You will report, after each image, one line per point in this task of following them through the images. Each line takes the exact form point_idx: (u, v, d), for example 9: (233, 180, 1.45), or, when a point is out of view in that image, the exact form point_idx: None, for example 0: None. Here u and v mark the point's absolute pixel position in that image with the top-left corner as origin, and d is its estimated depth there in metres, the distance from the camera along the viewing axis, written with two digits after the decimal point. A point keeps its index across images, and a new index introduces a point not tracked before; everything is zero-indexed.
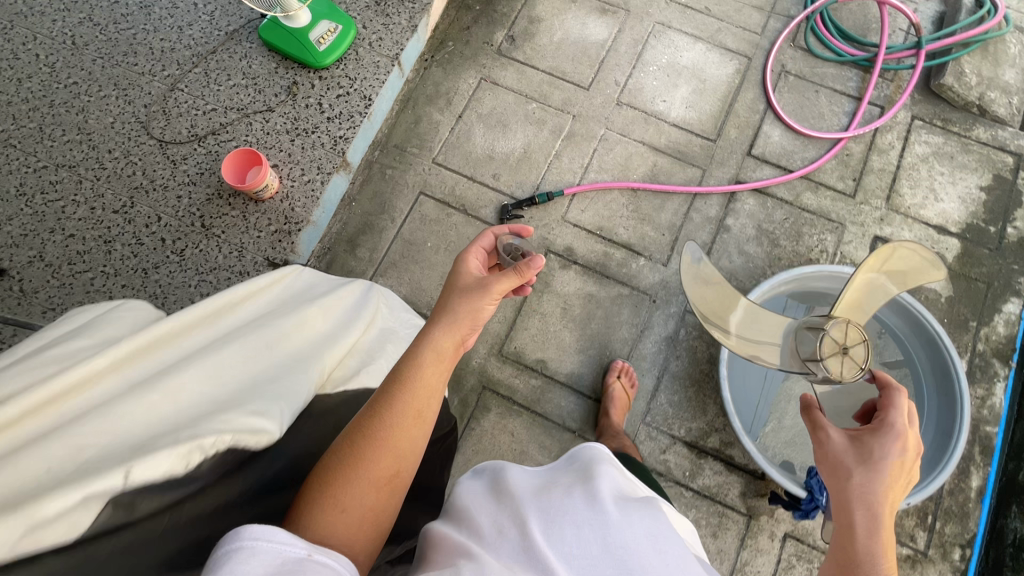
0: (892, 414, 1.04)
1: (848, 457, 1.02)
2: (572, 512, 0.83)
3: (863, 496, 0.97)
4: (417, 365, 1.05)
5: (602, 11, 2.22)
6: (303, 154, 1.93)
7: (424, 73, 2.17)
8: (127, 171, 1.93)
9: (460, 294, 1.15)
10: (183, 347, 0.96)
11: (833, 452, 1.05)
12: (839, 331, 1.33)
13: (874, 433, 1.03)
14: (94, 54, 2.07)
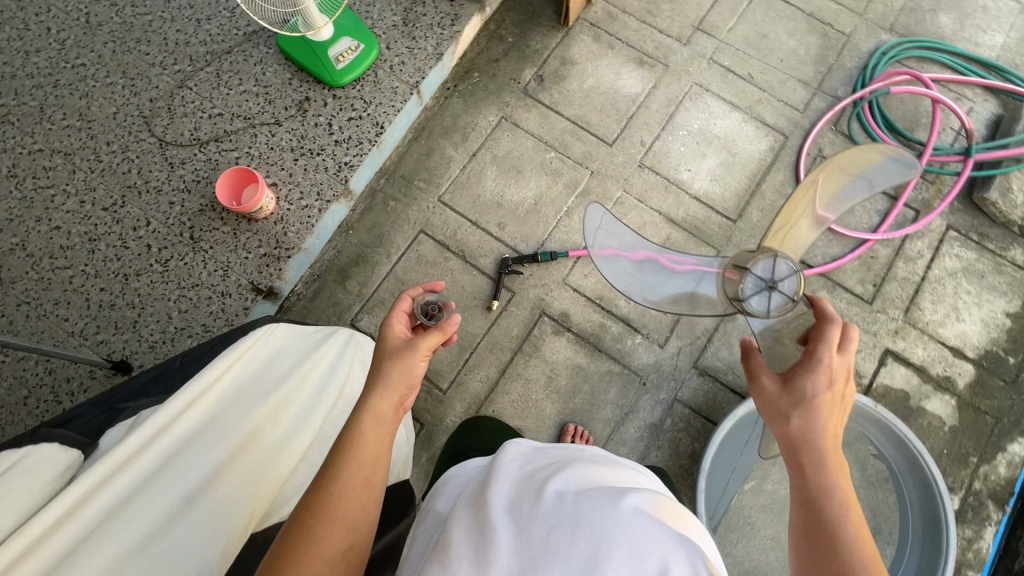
0: (819, 348, 0.95)
1: (790, 405, 0.94)
2: (533, 502, 0.90)
3: (812, 444, 0.91)
4: (358, 433, 0.95)
5: (640, 62, 2.11)
6: (305, 176, 1.85)
7: (444, 102, 2.07)
8: (122, 167, 1.86)
9: (390, 356, 1.03)
10: (100, 507, 0.86)
11: (772, 404, 0.97)
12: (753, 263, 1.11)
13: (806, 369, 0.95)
14: (106, 36, 1.99)
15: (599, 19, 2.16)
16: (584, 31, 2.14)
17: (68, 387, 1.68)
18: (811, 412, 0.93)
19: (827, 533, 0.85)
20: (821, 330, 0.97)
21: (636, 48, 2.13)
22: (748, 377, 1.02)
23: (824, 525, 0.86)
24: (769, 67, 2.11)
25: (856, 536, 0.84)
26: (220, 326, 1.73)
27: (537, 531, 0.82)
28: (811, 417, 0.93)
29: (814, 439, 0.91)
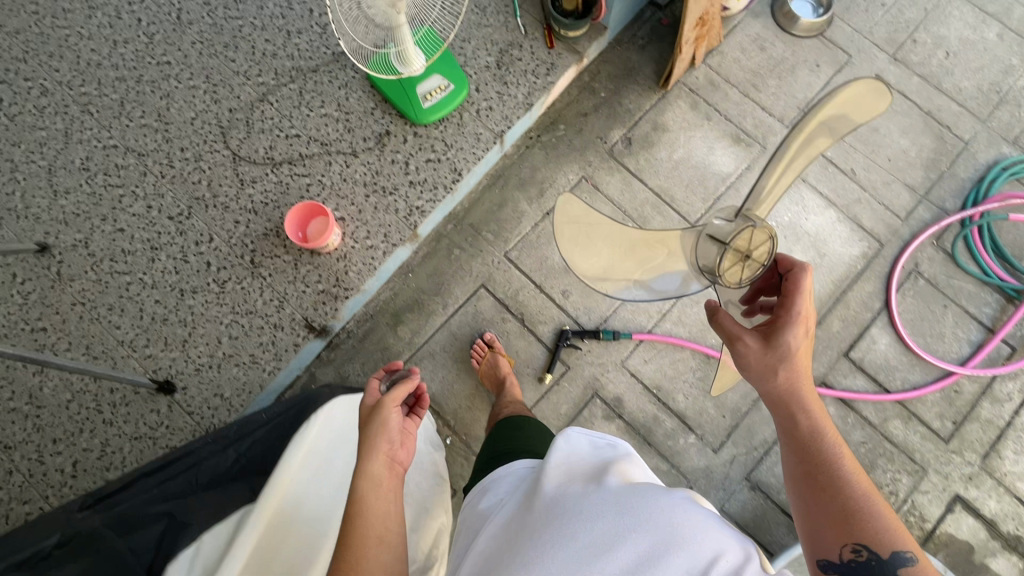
0: (796, 303, 1.02)
1: (775, 362, 1.03)
2: (570, 495, 0.88)
3: (796, 396, 1.04)
4: (355, 503, 0.96)
5: (736, 139, 1.99)
6: (374, 214, 1.79)
7: (525, 152, 1.98)
8: (193, 176, 1.82)
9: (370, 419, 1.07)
10: None
11: (758, 360, 1.05)
12: (740, 235, 1.05)
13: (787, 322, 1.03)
14: (195, 35, 1.94)
15: (699, 86, 2.04)
16: (682, 96, 2.03)
17: (110, 398, 1.66)
18: (793, 362, 1.03)
19: (830, 474, 0.96)
20: (796, 285, 1.03)
21: (734, 123, 2.00)
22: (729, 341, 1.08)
23: (826, 470, 0.96)
24: (873, 165, 1.97)
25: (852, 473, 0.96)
26: (268, 359, 1.69)
27: (576, 526, 0.81)
28: (793, 368, 1.03)
29: (798, 388, 1.04)
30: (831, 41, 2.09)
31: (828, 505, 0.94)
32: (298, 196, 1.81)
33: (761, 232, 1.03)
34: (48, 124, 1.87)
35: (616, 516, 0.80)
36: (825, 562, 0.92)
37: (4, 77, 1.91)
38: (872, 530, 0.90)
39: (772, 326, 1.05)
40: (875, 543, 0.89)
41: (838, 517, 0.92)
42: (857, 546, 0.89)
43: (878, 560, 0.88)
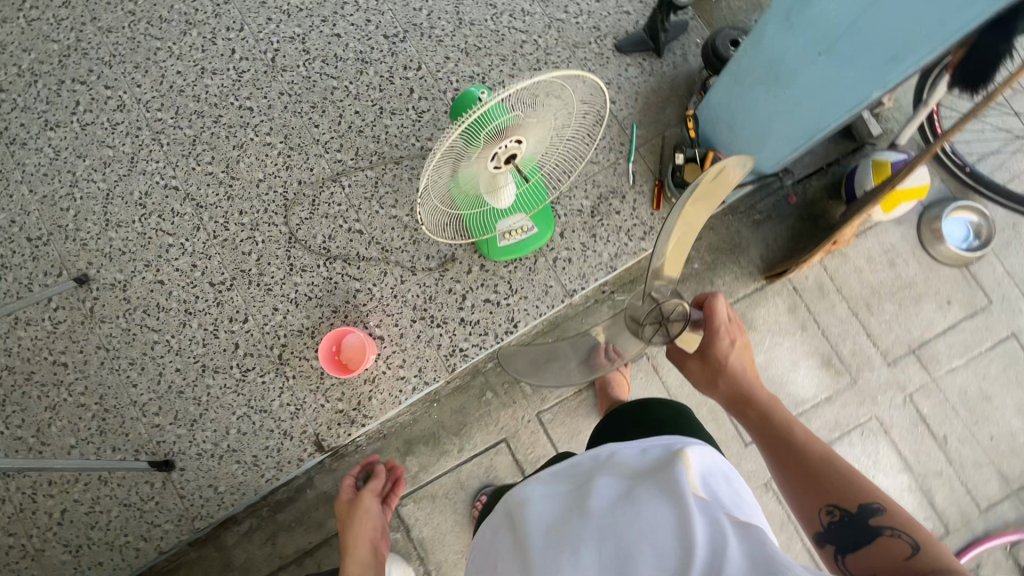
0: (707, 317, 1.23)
1: (714, 371, 1.25)
2: (558, 528, 0.78)
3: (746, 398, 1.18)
4: None
5: (826, 362, 1.76)
6: (414, 342, 1.68)
7: (592, 308, 1.77)
8: (244, 246, 1.72)
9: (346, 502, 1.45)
10: None
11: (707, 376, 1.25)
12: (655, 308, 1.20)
13: (715, 339, 1.24)
14: (286, 84, 1.79)
15: (805, 287, 1.79)
16: (781, 293, 1.79)
17: (111, 456, 1.64)
18: (731, 369, 1.23)
19: (787, 453, 1.07)
20: (712, 313, 1.24)
21: (831, 342, 1.77)
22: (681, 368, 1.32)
23: (786, 450, 1.07)
24: (970, 438, 1.73)
25: (804, 447, 1.06)
26: (269, 466, 1.64)
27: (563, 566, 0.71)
28: (731, 373, 1.22)
29: (744, 392, 1.20)
30: (974, 278, 1.80)
31: (795, 480, 1.03)
32: (342, 301, 1.69)
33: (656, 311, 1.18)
34: (116, 143, 1.78)
35: (600, 547, 0.70)
36: (817, 534, 0.98)
37: (87, 77, 1.81)
38: (838, 489, 0.97)
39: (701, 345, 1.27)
40: (842, 498, 0.96)
41: (806, 486, 1.01)
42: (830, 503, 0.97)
43: (852, 514, 0.94)
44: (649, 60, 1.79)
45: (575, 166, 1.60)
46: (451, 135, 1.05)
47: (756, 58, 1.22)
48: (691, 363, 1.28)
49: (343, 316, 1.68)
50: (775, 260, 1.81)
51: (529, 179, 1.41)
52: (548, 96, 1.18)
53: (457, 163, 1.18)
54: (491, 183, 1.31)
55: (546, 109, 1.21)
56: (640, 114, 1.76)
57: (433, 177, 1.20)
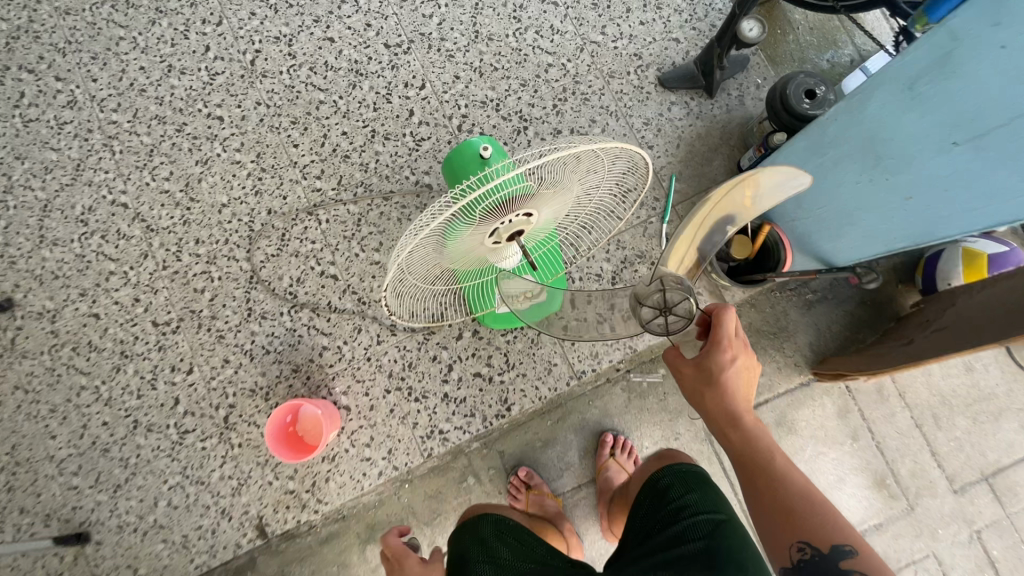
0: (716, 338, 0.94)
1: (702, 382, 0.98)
2: None
3: (731, 417, 0.99)
4: None
5: (879, 482, 1.46)
6: (386, 417, 1.40)
7: (602, 388, 1.46)
8: (197, 281, 1.45)
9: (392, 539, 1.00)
10: None
11: (694, 390, 1.00)
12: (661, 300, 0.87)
13: (714, 354, 0.94)
14: (264, 92, 1.52)
15: (861, 387, 1.49)
16: (831, 392, 1.50)
17: (16, 520, 1.38)
18: (723, 386, 0.97)
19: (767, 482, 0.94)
20: (719, 332, 0.93)
21: (886, 458, 1.47)
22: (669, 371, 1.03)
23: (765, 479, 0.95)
24: None
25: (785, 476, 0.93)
26: (200, 550, 1.37)
27: None
28: (724, 392, 0.97)
29: (733, 412, 0.99)
30: None
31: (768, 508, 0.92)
32: (305, 359, 1.42)
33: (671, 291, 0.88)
34: (62, 146, 1.51)
35: None
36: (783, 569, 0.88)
37: (35, 65, 1.54)
38: (811, 527, 0.87)
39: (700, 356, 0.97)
40: (815, 536, 0.86)
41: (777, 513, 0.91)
42: (800, 536, 0.87)
43: (825, 557, 0.84)
44: (697, 100, 1.49)
45: (597, 229, 1.33)
46: (441, 215, 0.78)
47: (851, 129, 0.93)
48: (684, 373, 1.00)
49: (305, 377, 1.41)
50: (826, 351, 1.51)
51: (536, 249, 1.15)
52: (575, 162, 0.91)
53: (445, 240, 0.90)
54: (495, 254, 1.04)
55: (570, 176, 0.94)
56: (680, 165, 1.47)
57: (420, 254, 0.93)
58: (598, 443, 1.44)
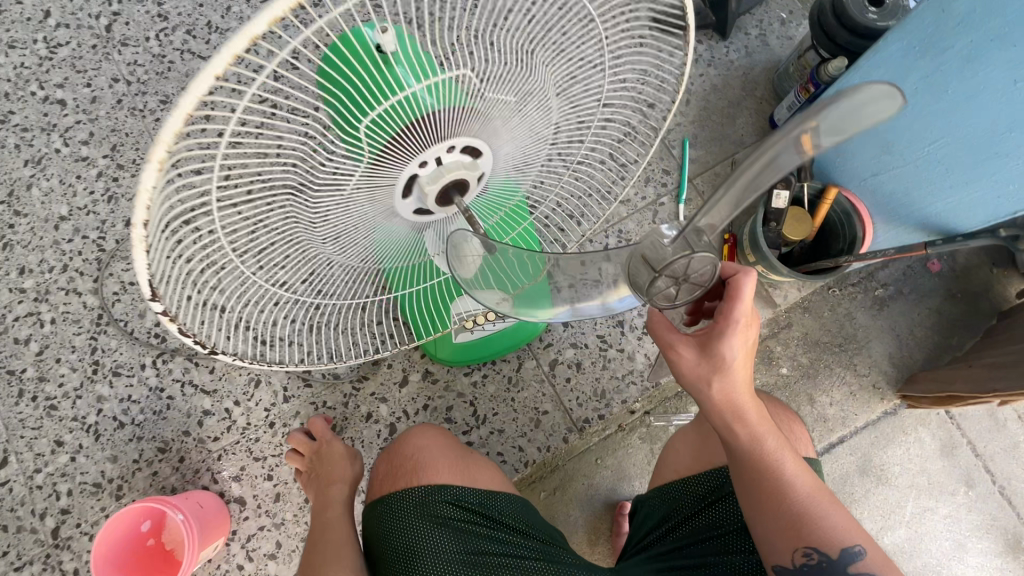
0: (737, 305, 0.55)
1: (706, 357, 0.58)
2: None
3: (735, 410, 0.60)
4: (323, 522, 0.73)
5: (1011, 544, 1.04)
6: (301, 510, 0.94)
7: (614, 439, 1.00)
8: (20, 329, 1.00)
9: (321, 423, 0.83)
10: None
11: (687, 375, 0.59)
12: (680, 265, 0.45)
13: (726, 330, 0.56)
14: (124, 65, 1.12)
15: (967, 411, 1.09)
16: (927, 421, 1.09)
17: None
18: (730, 362, 0.57)
19: (775, 490, 0.60)
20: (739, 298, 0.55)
21: (1015, 510, 1.05)
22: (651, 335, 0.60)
23: (768, 480, 0.61)
24: None
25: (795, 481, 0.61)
26: None
27: None
28: (732, 377, 0.59)
29: (736, 399, 0.60)
30: None
31: (772, 518, 0.60)
32: (177, 432, 0.96)
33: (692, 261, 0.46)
34: None
35: None
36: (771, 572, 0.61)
37: None
38: (821, 533, 0.59)
39: (716, 326, 0.57)
40: (819, 530, 0.59)
41: (781, 519, 0.60)
42: (806, 541, 0.59)
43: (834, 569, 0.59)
44: (707, 43, 1.12)
45: (586, 214, 0.91)
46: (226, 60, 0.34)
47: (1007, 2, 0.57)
48: (678, 354, 0.58)
49: (178, 459, 0.95)
50: (912, 365, 1.11)
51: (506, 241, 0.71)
52: (527, 38, 0.50)
53: (302, 195, 0.46)
54: (433, 234, 0.61)
55: (530, 79, 0.51)
56: (693, 127, 1.09)
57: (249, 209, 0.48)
58: (614, 515, 0.96)
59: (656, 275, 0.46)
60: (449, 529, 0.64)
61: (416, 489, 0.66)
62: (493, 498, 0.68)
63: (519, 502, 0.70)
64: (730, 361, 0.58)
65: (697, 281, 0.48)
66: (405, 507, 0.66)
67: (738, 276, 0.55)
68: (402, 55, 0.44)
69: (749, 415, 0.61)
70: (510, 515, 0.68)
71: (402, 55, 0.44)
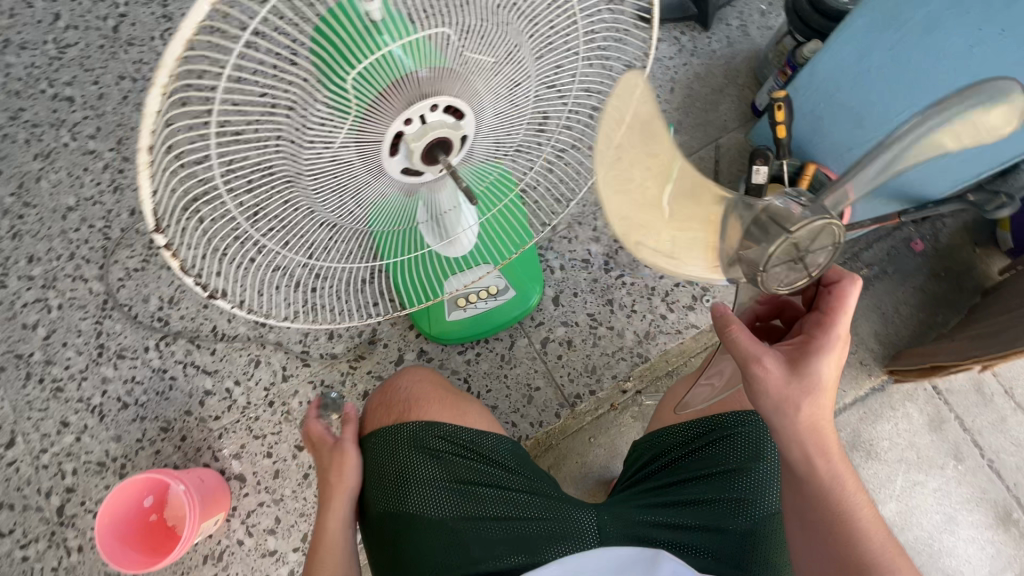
0: (834, 327, 0.57)
1: (799, 380, 0.57)
2: None
3: (818, 441, 0.58)
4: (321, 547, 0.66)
5: (1002, 517, 1.05)
6: (299, 487, 0.96)
7: (606, 418, 1.02)
8: (28, 314, 1.03)
9: (314, 420, 0.76)
10: None
11: (775, 397, 0.57)
12: (813, 235, 0.46)
13: (821, 349, 0.57)
14: (130, 64, 1.16)
15: (954, 386, 1.10)
16: (915, 397, 1.10)
17: None
18: (821, 388, 0.57)
19: (849, 534, 0.58)
20: (834, 321, 0.57)
21: (1004, 482, 1.07)
22: (741, 349, 0.58)
23: (837, 517, 0.59)
24: None
25: (869, 529, 0.58)
26: None
27: None
28: (821, 402, 0.58)
29: (819, 426, 0.58)
30: None
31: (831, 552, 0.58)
32: (178, 412, 0.99)
33: (821, 233, 0.46)
34: None
35: None
36: None
37: None
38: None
39: (810, 349, 0.57)
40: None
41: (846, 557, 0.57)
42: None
43: None
44: (689, 34, 1.16)
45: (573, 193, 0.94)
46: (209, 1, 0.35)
47: None
48: (763, 367, 0.57)
49: (179, 438, 0.98)
50: (898, 341, 1.13)
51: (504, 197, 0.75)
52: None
53: (289, 149, 0.48)
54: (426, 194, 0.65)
55: (504, 34, 0.53)
56: (677, 113, 1.13)
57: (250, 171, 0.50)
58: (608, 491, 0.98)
59: (788, 235, 0.45)
60: (438, 459, 0.67)
61: (405, 426, 0.69)
62: (483, 436, 0.70)
63: (510, 443, 0.72)
64: (821, 384, 0.57)
65: (812, 259, 0.47)
66: (397, 438, 0.68)
67: (837, 295, 0.57)
68: (388, 23, 0.47)
69: (832, 452, 0.59)
70: (499, 454, 0.69)
71: (388, 23, 0.46)
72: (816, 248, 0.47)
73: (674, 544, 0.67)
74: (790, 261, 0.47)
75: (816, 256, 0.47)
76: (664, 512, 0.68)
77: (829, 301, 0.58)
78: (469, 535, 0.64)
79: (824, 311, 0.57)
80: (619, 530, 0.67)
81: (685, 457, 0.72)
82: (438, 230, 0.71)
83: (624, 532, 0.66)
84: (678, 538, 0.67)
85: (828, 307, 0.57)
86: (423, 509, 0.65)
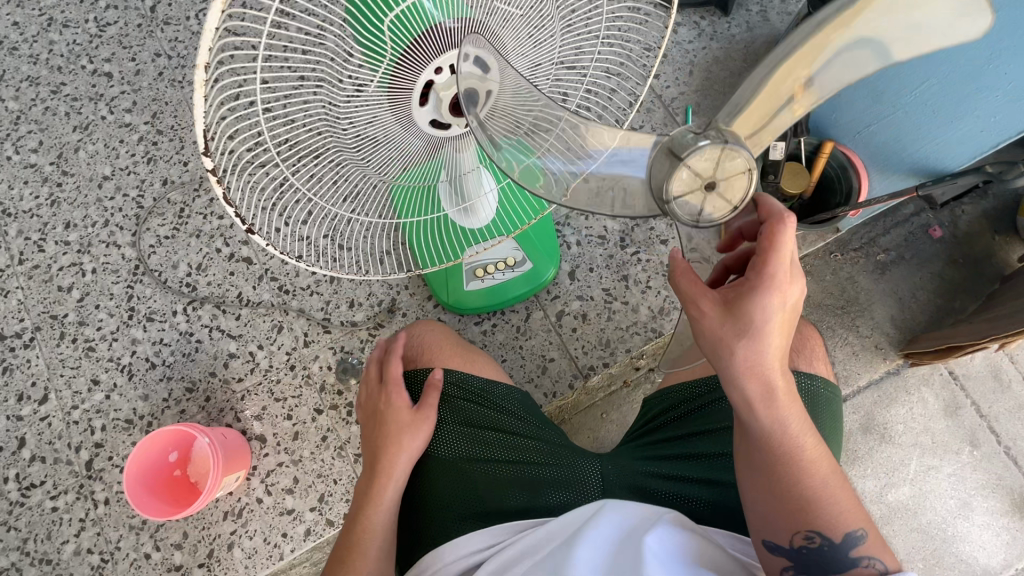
0: (771, 258, 0.49)
1: (736, 319, 0.51)
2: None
3: (762, 386, 0.54)
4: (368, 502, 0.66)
5: (1017, 504, 1.04)
6: (317, 448, 0.99)
7: (619, 394, 1.04)
8: (64, 277, 1.07)
9: (398, 366, 0.72)
10: None
11: (712, 340, 0.53)
12: (711, 158, 0.43)
13: (758, 285, 0.50)
14: (166, 42, 1.21)
15: (971, 372, 1.10)
16: (931, 381, 1.10)
17: None
18: (761, 326, 0.51)
19: (786, 477, 0.56)
20: (773, 252, 0.49)
21: (1021, 469, 1.06)
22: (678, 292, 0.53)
23: (779, 462, 0.56)
24: None
25: (814, 470, 0.56)
26: None
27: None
28: (760, 342, 0.52)
29: (762, 370, 0.53)
30: None
31: (769, 495, 0.57)
32: (203, 373, 1.02)
33: (724, 158, 0.43)
34: None
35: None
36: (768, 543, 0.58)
37: None
38: (830, 516, 0.55)
39: (749, 284, 0.51)
40: (830, 520, 0.55)
41: (786, 499, 0.56)
42: (811, 524, 0.55)
43: (835, 552, 0.55)
44: (709, 19, 1.18)
45: None
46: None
47: None
48: (698, 310, 0.53)
49: (204, 399, 1.01)
50: (914, 326, 1.13)
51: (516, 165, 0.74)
52: None
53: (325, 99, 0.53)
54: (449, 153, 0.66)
55: None
56: (695, 96, 1.14)
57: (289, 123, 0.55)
58: None
59: (683, 165, 0.43)
60: (451, 405, 0.71)
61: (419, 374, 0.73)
62: (493, 386, 0.73)
63: (519, 394, 0.75)
64: (763, 324, 0.52)
65: (722, 184, 0.44)
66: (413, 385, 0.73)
67: (775, 222, 0.49)
68: None
69: (778, 398, 0.54)
70: (508, 401, 0.73)
71: None
72: (723, 172, 0.43)
73: (673, 493, 0.69)
74: (700, 192, 0.44)
75: (730, 179, 0.44)
76: (664, 465, 0.70)
77: (770, 226, 0.49)
78: (479, 476, 0.68)
79: (764, 237, 0.49)
80: (620, 479, 0.70)
81: (692, 412, 0.73)
82: (458, 194, 0.72)
83: (625, 482, 0.69)
84: (678, 490, 0.69)
85: (767, 232, 0.49)
86: (434, 450, 0.70)
